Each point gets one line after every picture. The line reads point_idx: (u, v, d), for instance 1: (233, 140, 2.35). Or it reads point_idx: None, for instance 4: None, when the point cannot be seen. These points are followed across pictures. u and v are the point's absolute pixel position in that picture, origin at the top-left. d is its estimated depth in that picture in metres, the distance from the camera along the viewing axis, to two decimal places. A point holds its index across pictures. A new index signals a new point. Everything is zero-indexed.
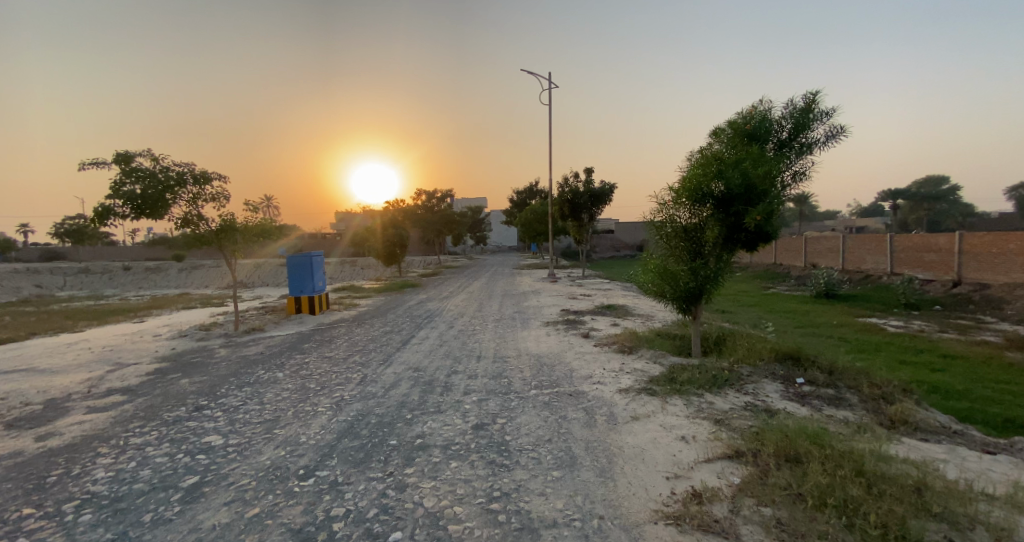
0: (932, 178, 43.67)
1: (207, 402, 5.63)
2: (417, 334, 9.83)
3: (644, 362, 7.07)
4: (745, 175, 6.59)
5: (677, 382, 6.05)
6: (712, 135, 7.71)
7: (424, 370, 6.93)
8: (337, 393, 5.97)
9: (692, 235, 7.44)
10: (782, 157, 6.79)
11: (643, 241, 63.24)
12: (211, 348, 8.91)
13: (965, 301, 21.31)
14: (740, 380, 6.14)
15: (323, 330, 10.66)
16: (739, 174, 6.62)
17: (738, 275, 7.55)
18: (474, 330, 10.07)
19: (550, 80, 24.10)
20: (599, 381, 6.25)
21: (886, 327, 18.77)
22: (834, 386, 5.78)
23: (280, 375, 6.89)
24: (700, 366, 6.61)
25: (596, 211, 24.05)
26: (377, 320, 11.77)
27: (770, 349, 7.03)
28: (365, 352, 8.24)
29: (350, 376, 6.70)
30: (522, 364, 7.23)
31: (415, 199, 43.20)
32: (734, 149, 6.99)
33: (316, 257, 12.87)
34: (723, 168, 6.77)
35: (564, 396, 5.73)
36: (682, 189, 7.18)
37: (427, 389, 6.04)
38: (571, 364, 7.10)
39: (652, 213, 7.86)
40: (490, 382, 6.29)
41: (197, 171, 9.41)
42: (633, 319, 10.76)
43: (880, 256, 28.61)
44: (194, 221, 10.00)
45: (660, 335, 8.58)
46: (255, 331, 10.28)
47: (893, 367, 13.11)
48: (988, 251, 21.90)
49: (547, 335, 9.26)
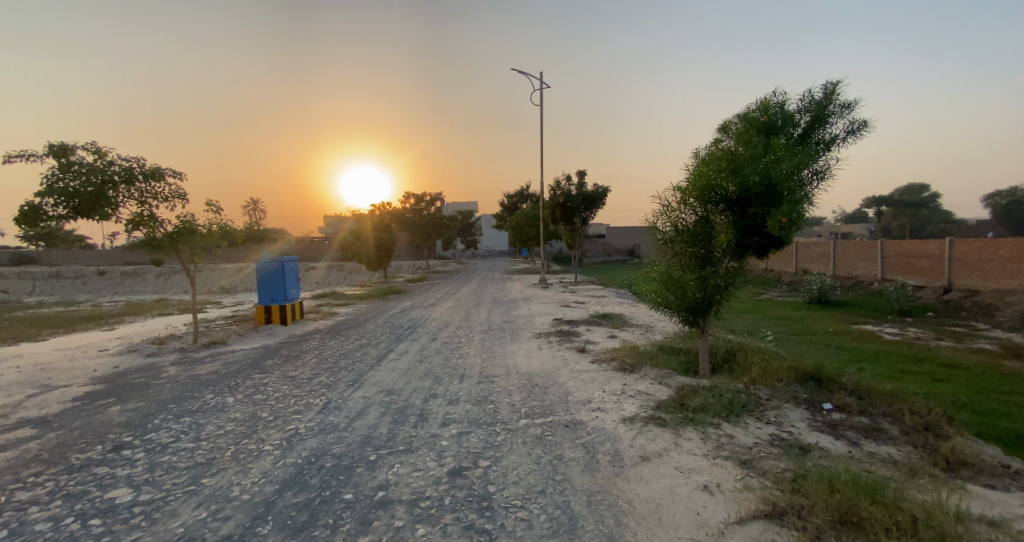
0: (913, 187, 44.08)
1: (131, 439, 4.73)
2: (395, 348, 8.95)
3: (649, 383, 6.25)
4: (765, 172, 5.86)
5: (688, 410, 5.24)
6: (720, 131, 7.02)
7: (398, 394, 6.07)
8: (291, 424, 5.07)
9: (701, 240, 6.69)
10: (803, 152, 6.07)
11: (634, 247, 62.88)
12: (160, 366, 7.93)
13: (957, 306, 20.97)
14: (760, 405, 5.36)
15: (292, 342, 9.69)
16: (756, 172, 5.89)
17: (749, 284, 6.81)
18: (458, 343, 9.20)
19: (541, 80, 24.14)
20: (599, 408, 5.43)
21: (882, 334, 18.28)
22: (869, 415, 5.00)
23: (230, 400, 5.97)
24: (713, 389, 5.83)
25: (589, 215, 23.35)
26: (354, 332, 10.84)
27: (788, 367, 6.26)
28: (334, 371, 7.34)
29: (310, 402, 5.80)
30: (510, 385, 6.39)
31: (404, 203, 42.29)
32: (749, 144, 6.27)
33: (289, 263, 11.91)
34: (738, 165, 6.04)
35: (559, 428, 4.89)
36: (691, 188, 6.47)
37: (399, 419, 5.18)
38: (566, 385, 6.27)
39: (655, 216, 7.09)
40: (473, 409, 5.44)
41: (147, 166, 8.63)
42: (633, 330, 9.99)
43: (870, 261, 28.33)
44: (151, 224, 9.10)
45: (664, 349, 7.79)
46: (215, 344, 9.30)
47: (894, 377, 12.51)
48: (977, 258, 21.65)
49: (540, 349, 8.43)
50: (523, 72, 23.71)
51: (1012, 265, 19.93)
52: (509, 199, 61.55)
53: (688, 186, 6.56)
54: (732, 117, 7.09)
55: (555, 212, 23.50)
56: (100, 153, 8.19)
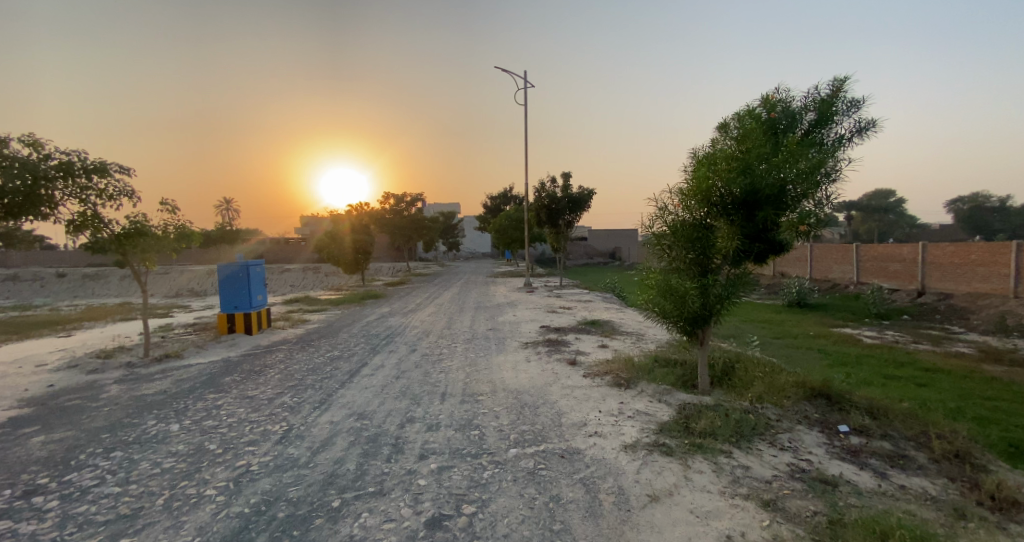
0: (882, 192, 45.21)
1: (46, 479, 3.93)
2: (369, 361, 8.23)
3: (648, 402, 5.71)
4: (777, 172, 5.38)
5: (694, 434, 4.73)
6: (718, 130, 6.57)
7: (371, 418, 5.40)
8: (243, 459, 4.35)
9: (701, 246, 6.21)
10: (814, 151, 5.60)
11: (615, 250, 62.95)
12: (102, 384, 7.05)
13: (932, 309, 21.23)
14: (770, 427, 4.89)
15: (256, 355, 8.86)
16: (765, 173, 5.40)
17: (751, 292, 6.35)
18: (439, 355, 8.53)
19: (526, 80, 23.68)
20: (596, 434, 4.87)
21: (862, 337, 18.31)
22: (889, 440, 4.56)
23: (174, 428, 5.18)
24: (718, 408, 5.33)
25: (574, 217, 22.92)
26: (325, 342, 10.05)
27: (794, 383, 5.82)
28: (300, 390, 6.59)
29: (267, 430, 5.07)
30: (496, 405, 5.76)
31: (384, 204, 41.28)
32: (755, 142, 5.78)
33: (255, 267, 10.99)
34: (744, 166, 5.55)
35: (553, 460, 4.29)
36: (693, 190, 5.98)
37: (370, 451, 4.51)
38: (558, 405, 5.70)
39: (651, 219, 6.59)
40: (455, 437, 4.81)
41: (90, 161, 7.71)
42: (624, 339, 9.47)
43: (846, 265, 28.70)
44: (93, 223, 8.16)
45: (659, 362, 7.28)
46: (168, 358, 8.43)
47: (878, 382, 12.34)
48: (951, 262, 22.01)
49: (527, 362, 7.83)
50: (507, 71, 23.10)
51: (985, 269, 20.29)
52: (490, 201, 61.11)
53: (689, 188, 6.07)
54: (731, 115, 6.66)
55: (539, 215, 23.03)
56: (34, 145, 7.22)
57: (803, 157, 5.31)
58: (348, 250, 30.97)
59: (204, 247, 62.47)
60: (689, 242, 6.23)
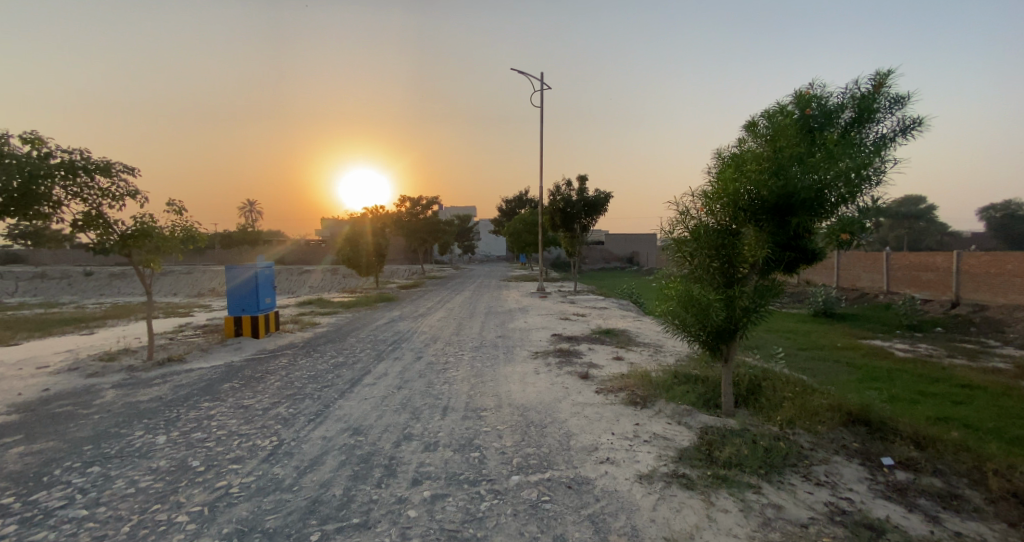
0: (913, 197, 43.40)
1: (12, 500, 3.68)
2: (373, 369, 7.90)
3: (666, 424, 5.23)
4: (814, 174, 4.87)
5: (717, 463, 4.25)
6: (745, 129, 6.08)
7: (367, 434, 5.06)
8: (223, 479, 4.05)
9: (727, 254, 5.72)
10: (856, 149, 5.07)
11: (632, 254, 61.93)
12: (99, 388, 6.90)
13: (968, 320, 20.03)
14: (804, 458, 4.39)
15: (259, 360, 8.63)
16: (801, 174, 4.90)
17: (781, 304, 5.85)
18: (445, 364, 8.15)
19: (541, 80, 23.22)
20: (608, 460, 4.43)
21: (894, 350, 17.33)
22: (945, 478, 4.00)
23: (160, 441, 4.92)
24: (743, 433, 4.85)
25: (590, 221, 22.42)
26: (330, 347, 9.78)
27: (829, 406, 5.30)
28: (297, 400, 6.29)
29: (255, 445, 4.76)
30: (500, 423, 5.34)
31: (400, 206, 41.38)
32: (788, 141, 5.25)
33: (263, 270, 10.83)
34: (777, 167, 5.06)
35: (559, 491, 3.87)
36: (718, 193, 5.52)
37: (361, 474, 4.16)
38: (568, 425, 5.27)
39: (671, 225, 6.15)
40: (454, 460, 4.43)
41: (90, 160, 7.63)
42: (641, 351, 8.96)
43: (876, 273, 27.46)
44: (96, 221, 8.06)
45: (679, 378, 6.78)
46: (171, 362, 8.27)
47: (910, 399, 11.48)
48: (988, 271, 20.76)
49: (537, 374, 7.40)
50: (522, 71, 22.64)
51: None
52: (507, 204, 60.97)
53: (714, 190, 5.61)
54: (760, 113, 6.15)
55: (554, 218, 22.59)
56: (35, 143, 7.15)
57: (845, 157, 4.79)
58: (366, 253, 31.32)
59: (226, 248, 63.68)
60: (714, 249, 5.76)
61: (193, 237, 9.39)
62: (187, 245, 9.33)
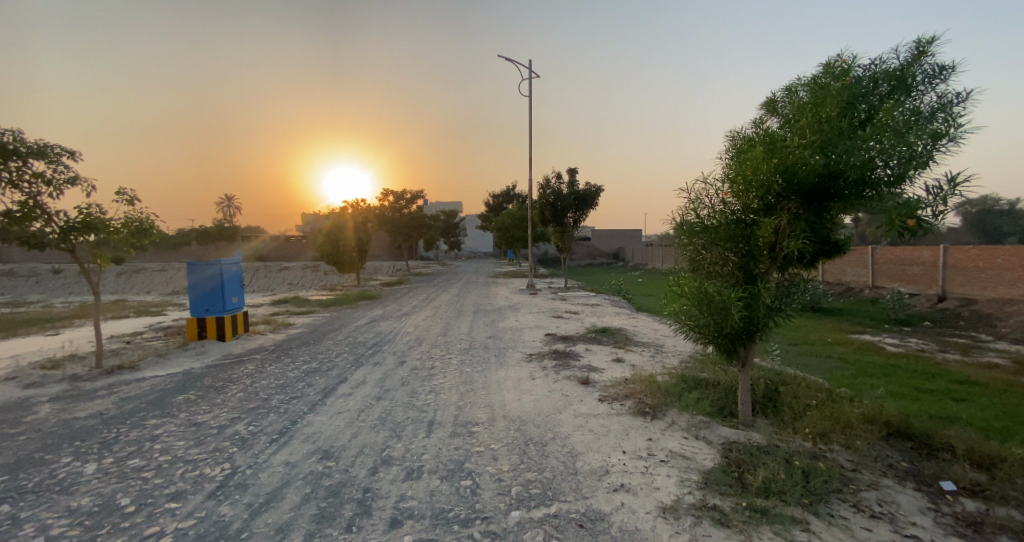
0: None
1: None
2: (350, 377, 7.11)
3: (682, 437, 4.60)
4: (863, 149, 3.99)
5: (752, 491, 3.62)
6: (766, 105, 5.32)
7: (339, 458, 4.32)
8: (157, 524, 3.26)
9: (749, 245, 5.06)
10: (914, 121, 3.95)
11: (619, 251, 61.71)
12: (32, 401, 5.99)
13: (956, 314, 19.95)
14: (849, 483, 3.78)
15: (223, 367, 7.77)
16: (844, 151, 4.01)
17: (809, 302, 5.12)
18: (430, 370, 7.41)
19: (530, 69, 22.27)
20: (623, 488, 3.76)
21: (884, 345, 17.09)
22: (1016, 509, 3.43)
23: (91, 468, 4.08)
24: (773, 451, 4.22)
25: (580, 215, 21.83)
26: (304, 351, 8.94)
27: (860, 417, 4.73)
28: (260, 415, 5.49)
29: (202, 474, 3.96)
30: (494, 441, 4.64)
31: (384, 201, 40.30)
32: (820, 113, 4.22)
33: (230, 267, 9.90)
34: (813, 142, 4.17)
35: (570, 532, 3.19)
36: (737, 176, 4.77)
37: (329, 513, 3.42)
38: (572, 442, 4.59)
39: (682, 211, 5.55)
40: (442, 491, 3.72)
41: (29, 141, 6.76)
42: (642, 352, 8.32)
43: (861, 267, 27.50)
44: (34, 212, 7.10)
45: (687, 382, 6.17)
46: (121, 370, 7.37)
47: (909, 396, 11.08)
48: (975, 266, 20.76)
49: (532, 380, 6.70)
50: (510, 59, 21.70)
51: (1012, 273, 19.06)
52: (494, 200, 60.34)
53: (734, 174, 4.83)
54: (782, 89, 5.39)
55: (543, 212, 21.91)
56: None
57: (906, 127, 3.85)
58: (349, 250, 30.30)
59: (202, 244, 61.51)
60: (732, 238, 5.09)
61: (149, 230, 8.45)
62: (142, 238, 8.39)
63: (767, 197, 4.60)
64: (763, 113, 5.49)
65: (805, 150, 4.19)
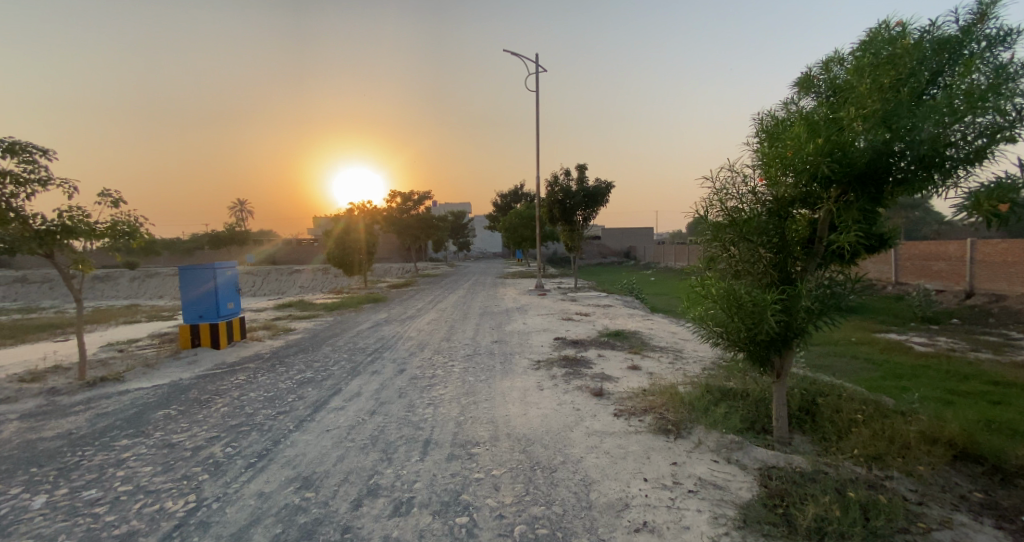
0: None
1: None
2: (344, 388, 6.60)
3: (712, 461, 4.00)
4: (932, 120, 3.31)
5: (801, 533, 3.00)
6: (799, 81, 4.64)
7: (319, 488, 3.80)
8: None
9: (786, 241, 4.46)
10: (997, 84, 3.25)
11: (629, 249, 60.75)
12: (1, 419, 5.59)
13: (985, 311, 18.88)
14: (919, 521, 3.13)
15: (212, 377, 7.32)
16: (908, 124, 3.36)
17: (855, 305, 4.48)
18: (431, 380, 6.87)
19: (536, 63, 21.69)
20: (645, 528, 3.18)
21: (911, 344, 16.11)
22: None
23: (37, 502, 3.62)
24: (822, 478, 3.59)
25: (590, 212, 21.19)
26: (300, 359, 8.49)
27: (919, 436, 4.09)
28: (241, 433, 5.00)
29: (161, 510, 3.46)
30: (495, 466, 4.09)
31: (391, 203, 40.04)
32: (876, 81, 3.53)
33: (224, 271, 9.48)
34: (870, 116, 3.48)
35: None
36: (772, 160, 4.10)
37: None
38: (585, 467, 4.02)
39: (705, 206, 4.93)
40: (431, 531, 3.17)
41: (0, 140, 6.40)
42: (659, 358, 7.69)
43: (883, 264, 26.38)
44: (8, 215, 6.74)
45: (712, 394, 5.58)
46: (104, 383, 6.96)
47: (943, 398, 10.22)
48: (1003, 260, 19.67)
49: (540, 391, 6.13)
50: (516, 53, 21.24)
51: None
52: (502, 200, 59.93)
53: (770, 158, 4.14)
54: (817, 64, 4.71)
55: (552, 211, 21.36)
56: None
57: (987, 93, 3.19)
58: (356, 252, 29.97)
59: (214, 249, 61.93)
60: (765, 230, 4.49)
61: (133, 232, 7.97)
62: (126, 242, 7.94)
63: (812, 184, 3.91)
64: (795, 92, 4.84)
65: (858, 123, 3.51)
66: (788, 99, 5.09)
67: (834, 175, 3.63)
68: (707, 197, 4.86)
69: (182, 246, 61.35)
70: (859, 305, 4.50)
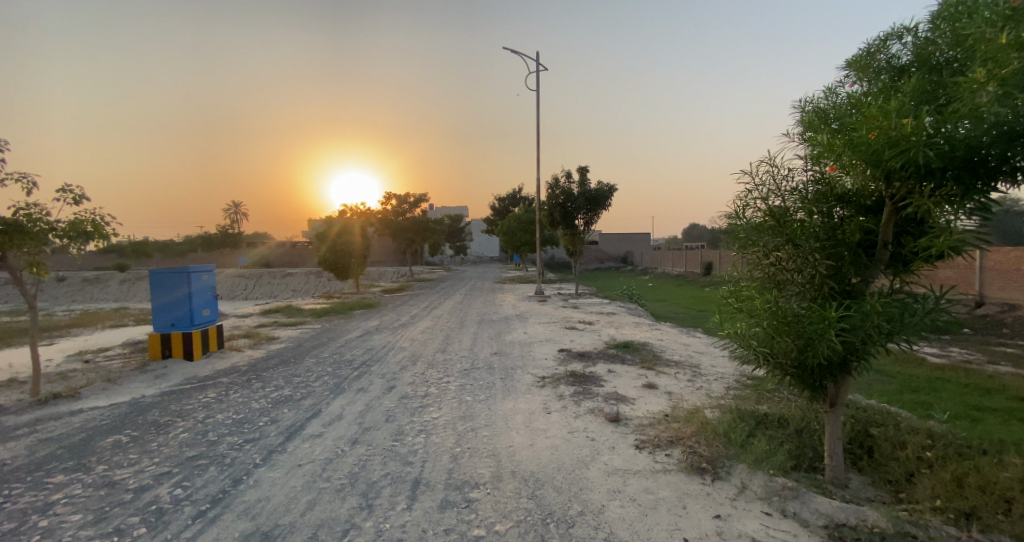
0: None
1: None
2: (324, 409, 5.84)
3: (764, 515, 3.27)
4: None
5: None
6: (853, 63, 3.90)
7: None
8: None
9: (842, 249, 3.78)
10: None
11: (627, 254, 60.00)
12: None
13: (999, 321, 18.20)
14: None
15: (178, 395, 6.53)
16: None
17: (933, 327, 3.64)
18: (423, 400, 6.12)
19: (537, 62, 20.99)
20: None
21: (924, 354, 15.35)
22: None
23: None
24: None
25: (592, 216, 20.49)
26: (280, 373, 7.71)
27: (1017, 485, 3.35)
28: (196, 469, 4.19)
29: None
30: (499, 519, 3.33)
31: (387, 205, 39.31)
32: (1002, 37, 2.60)
33: (200, 274, 8.66)
34: (1002, 80, 2.52)
35: None
36: (843, 146, 3.25)
37: None
38: (610, 522, 3.27)
39: (740, 206, 4.33)
40: None
41: None
42: (676, 375, 6.96)
43: None
44: None
45: (745, 421, 4.88)
46: (53, 400, 6.15)
47: (974, 416, 9.49)
48: (1016, 268, 18.99)
49: (548, 415, 5.40)
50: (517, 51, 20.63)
51: None
52: (500, 203, 59.33)
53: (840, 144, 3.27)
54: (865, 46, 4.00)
55: (553, 214, 20.66)
56: None
57: None
58: (349, 255, 29.10)
59: (207, 251, 60.86)
60: (819, 235, 3.81)
61: (93, 233, 7.16)
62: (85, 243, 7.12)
63: (902, 175, 2.98)
64: (844, 77, 4.09)
65: (983, 89, 2.58)
66: (834, 84, 4.35)
67: (936, 162, 2.70)
68: (742, 195, 4.20)
69: (176, 249, 60.49)
70: (939, 326, 3.64)
